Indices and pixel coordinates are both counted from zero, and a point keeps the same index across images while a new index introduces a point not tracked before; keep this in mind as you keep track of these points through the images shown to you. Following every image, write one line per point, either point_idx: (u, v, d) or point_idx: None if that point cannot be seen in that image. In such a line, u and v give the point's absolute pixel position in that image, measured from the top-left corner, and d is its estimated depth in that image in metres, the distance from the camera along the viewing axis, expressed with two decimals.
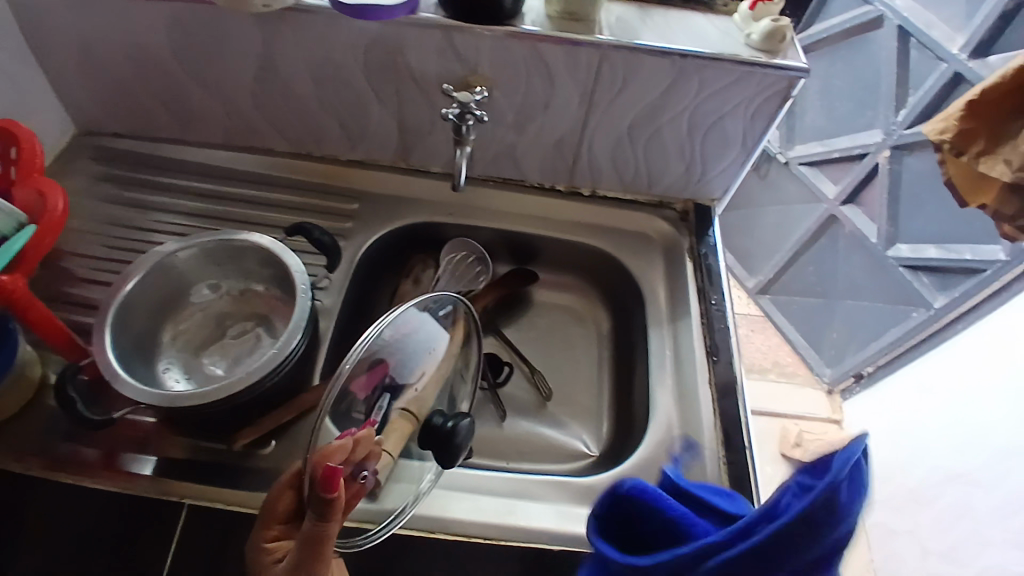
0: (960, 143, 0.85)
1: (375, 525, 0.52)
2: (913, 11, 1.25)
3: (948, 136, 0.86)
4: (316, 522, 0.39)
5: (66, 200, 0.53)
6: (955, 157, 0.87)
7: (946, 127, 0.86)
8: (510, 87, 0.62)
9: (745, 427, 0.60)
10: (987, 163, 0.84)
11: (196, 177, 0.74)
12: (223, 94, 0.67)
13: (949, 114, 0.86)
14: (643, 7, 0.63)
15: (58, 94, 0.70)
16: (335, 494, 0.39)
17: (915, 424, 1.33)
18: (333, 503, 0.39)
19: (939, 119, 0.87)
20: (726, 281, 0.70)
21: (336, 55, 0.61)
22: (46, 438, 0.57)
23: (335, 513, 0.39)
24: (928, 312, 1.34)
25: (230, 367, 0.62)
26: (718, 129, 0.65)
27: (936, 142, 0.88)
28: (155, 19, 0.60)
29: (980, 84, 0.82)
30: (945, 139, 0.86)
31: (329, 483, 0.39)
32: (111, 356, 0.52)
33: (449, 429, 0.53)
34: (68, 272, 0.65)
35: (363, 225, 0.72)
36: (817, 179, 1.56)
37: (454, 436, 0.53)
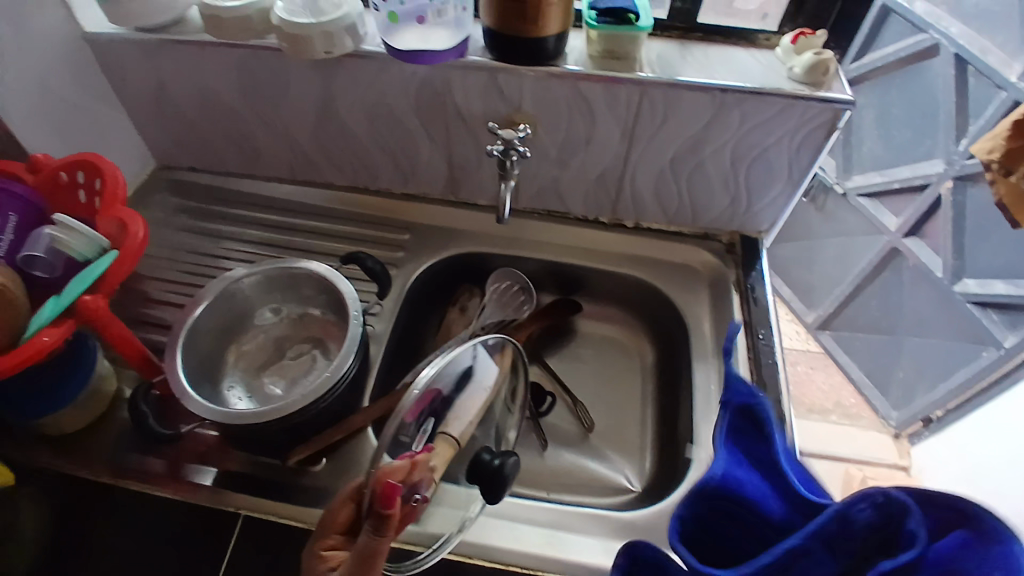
0: (1007, 162, 0.84)
1: (423, 549, 0.53)
2: (969, 37, 1.20)
3: (995, 154, 0.85)
4: (373, 535, 0.41)
5: (145, 227, 0.56)
6: (1006, 179, 0.85)
7: (993, 146, 0.85)
8: (554, 124, 0.65)
9: (793, 469, 0.58)
10: None
11: (264, 210, 0.80)
12: (289, 134, 0.73)
13: (997, 132, 0.85)
14: (684, 44, 0.65)
15: (146, 136, 0.78)
16: (392, 510, 0.41)
17: (984, 469, 1.23)
18: (390, 519, 0.41)
19: (987, 138, 0.86)
20: (774, 314, 0.68)
21: (390, 97, 0.65)
22: (120, 447, 0.62)
23: (390, 528, 0.41)
24: (997, 352, 1.26)
25: (288, 388, 0.65)
26: (763, 162, 0.65)
27: (983, 162, 0.87)
28: (231, 68, 0.66)
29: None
30: (992, 159, 0.85)
31: (388, 501, 0.42)
32: (181, 374, 0.57)
33: (496, 465, 0.51)
34: (148, 296, 0.72)
35: (413, 255, 0.75)
36: (878, 212, 1.50)
37: (500, 472, 0.51)
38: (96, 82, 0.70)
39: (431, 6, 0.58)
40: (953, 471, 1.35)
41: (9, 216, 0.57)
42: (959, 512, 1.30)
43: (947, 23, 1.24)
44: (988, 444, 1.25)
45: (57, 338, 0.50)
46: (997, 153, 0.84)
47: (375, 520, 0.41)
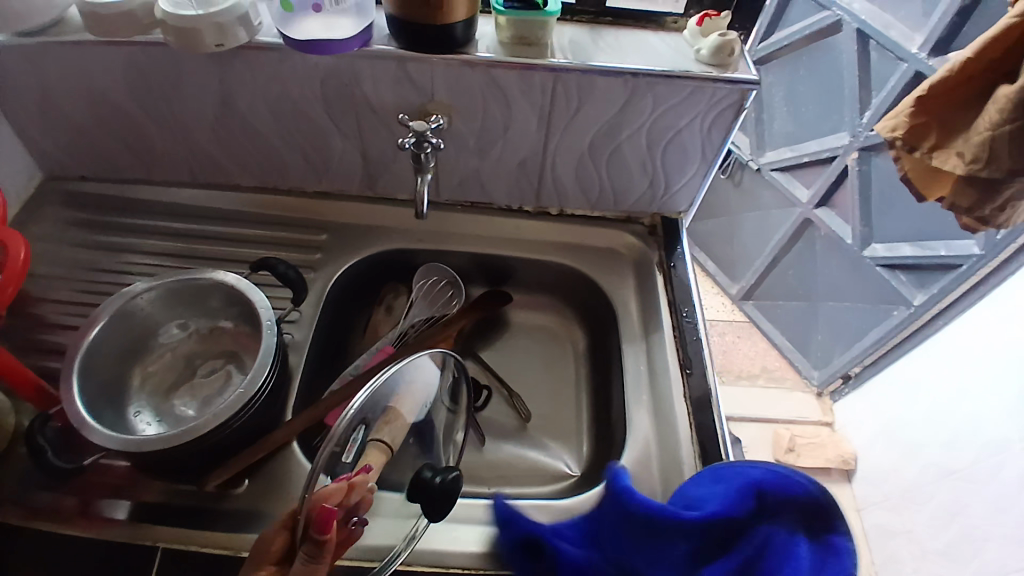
0: (913, 138, 0.83)
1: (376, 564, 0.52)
2: (871, 13, 1.27)
3: (900, 132, 0.83)
4: (307, 563, 0.40)
5: (26, 248, 0.54)
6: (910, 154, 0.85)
7: (896, 125, 0.83)
8: (470, 114, 0.63)
9: (720, 436, 0.59)
10: (941, 156, 0.82)
11: (165, 217, 0.74)
12: (186, 134, 0.68)
13: (898, 111, 0.84)
14: (594, 28, 0.64)
15: (21, 141, 0.70)
16: (327, 535, 0.40)
17: (905, 421, 1.33)
18: (324, 545, 0.40)
19: (890, 117, 0.85)
20: (696, 294, 0.70)
21: (292, 90, 0.62)
22: (12, 489, 0.56)
23: (325, 555, 0.41)
24: (908, 310, 1.35)
25: (201, 408, 0.61)
26: (678, 144, 0.65)
27: (889, 139, 0.85)
28: (111, 63, 0.60)
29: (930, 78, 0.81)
30: (897, 138, 0.84)
31: (323, 525, 0.41)
32: (79, 404, 0.52)
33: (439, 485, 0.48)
34: (39, 320, 0.65)
35: (332, 256, 0.72)
36: (790, 184, 1.56)
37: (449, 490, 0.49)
38: None
39: None
40: (876, 424, 1.44)
41: None
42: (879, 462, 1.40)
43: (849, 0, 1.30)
44: (906, 397, 1.34)
45: None
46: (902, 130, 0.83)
47: (309, 547, 0.41)
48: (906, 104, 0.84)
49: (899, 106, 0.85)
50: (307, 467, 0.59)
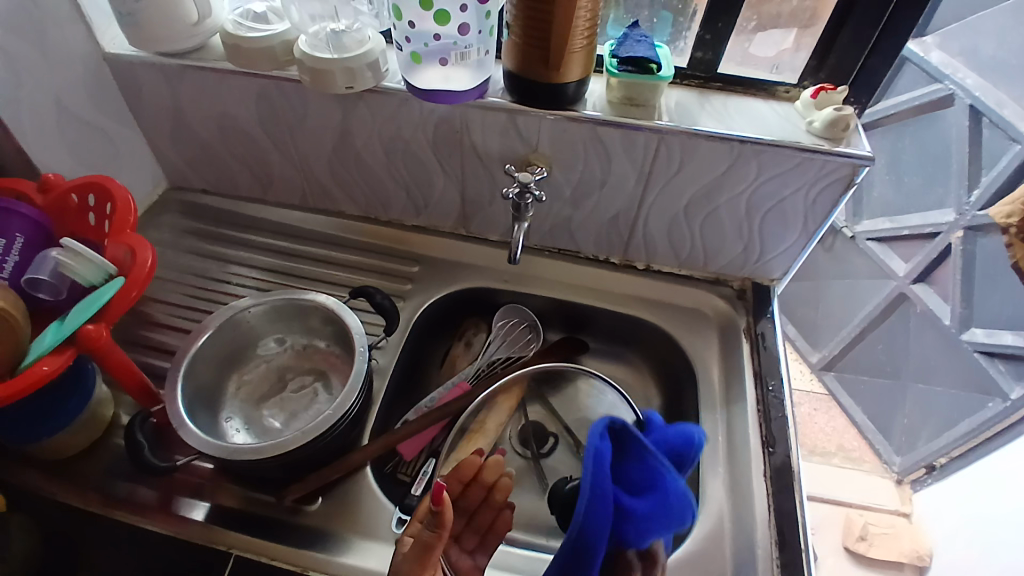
0: None
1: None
2: (985, 90, 1.24)
3: (1014, 219, 0.89)
4: (432, 531, 0.44)
5: (155, 254, 0.54)
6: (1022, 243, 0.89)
7: (1012, 211, 0.89)
8: (570, 166, 0.65)
9: (802, 526, 0.57)
10: None
11: (272, 235, 0.80)
12: (303, 162, 0.73)
13: (1015, 199, 0.90)
14: (702, 93, 0.65)
15: (157, 156, 0.78)
16: (440, 506, 0.44)
17: (983, 520, 1.23)
18: (441, 514, 0.43)
19: (1006, 203, 0.91)
20: (785, 366, 0.68)
21: (407, 131, 0.66)
22: (109, 476, 0.60)
23: (444, 525, 0.43)
24: (1004, 403, 1.25)
25: (287, 421, 0.64)
26: (778, 212, 0.64)
27: (1003, 225, 0.91)
28: (248, 94, 0.66)
29: None
30: (1011, 224, 0.89)
31: (437, 497, 0.44)
32: (180, 405, 0.55)
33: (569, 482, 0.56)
34: (152, 319, 0.71)
35: (421, 287, 0.75)
36: (886, 256, 1.50)
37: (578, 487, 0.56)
38: (115, 103, 0.71)
39: (455, 48, 0.58)
40: (955, 520, 1.34)
41: (15, 237, 0.56)
42: (954, 565, 1.29)
43: (962, 74, 1.27)
44: (989, 499, 1.23)
45: (56, 367, 0.48)
46: (1016, 217, 0.89)
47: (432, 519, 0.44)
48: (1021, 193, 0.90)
49: (1018, 193, 0.90)
50: (377, 492, 0.60)
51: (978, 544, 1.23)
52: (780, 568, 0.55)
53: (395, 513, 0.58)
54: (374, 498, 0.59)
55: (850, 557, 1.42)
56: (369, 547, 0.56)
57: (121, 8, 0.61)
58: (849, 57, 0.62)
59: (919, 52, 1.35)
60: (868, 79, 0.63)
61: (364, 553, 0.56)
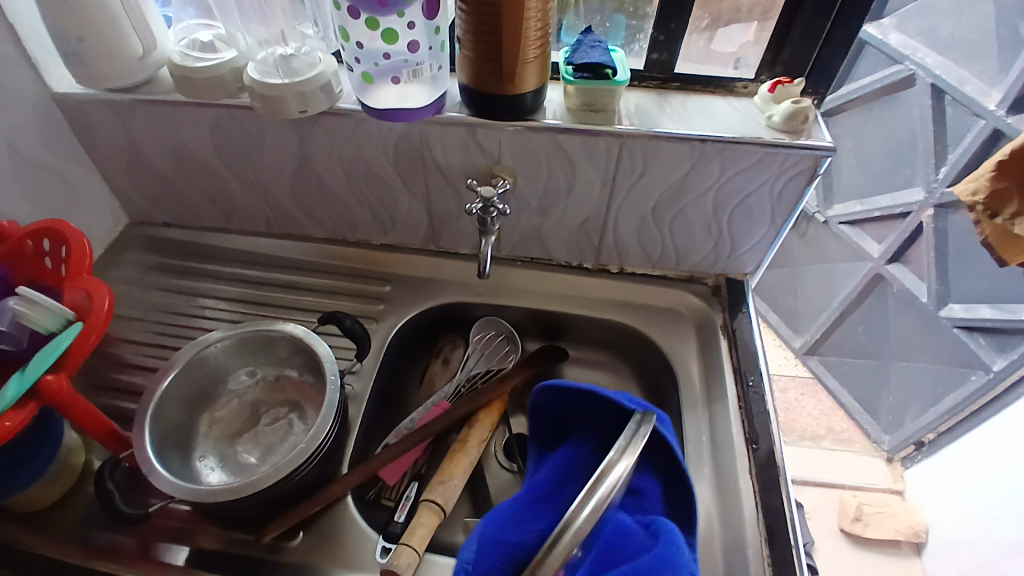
0: (994, 204, 0.90)
1: None
2: (946, 68, 1.25)
3: (981, 196, 0.91)
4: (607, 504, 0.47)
5: (112, 298, 0.53)
6: (992, 220, 0.92)
7: (977, 188, 0.92)
8: (534, 176, 0.64)
9: (790, 522, 0.56)
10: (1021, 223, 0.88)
11: (240, 264, 0.78)
12: (265, 189, 0.72)
13: (979, 175, 0.92)
14: (661, 94, 0.65)
15: (116, 191, 0.76)
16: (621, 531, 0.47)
17: (976, 493, 1.24)
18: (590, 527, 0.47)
19: (970, 180, 0.93)
20: (764, 360, 0.67)
21: (367, 151, 0.65)
22: (85, 527, 0.58)
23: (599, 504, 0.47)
24: (987, 376, 1.27)
25: (263, 456, 0.62)
26: (744, 208, 0.64)
27: (969, 203, 0.93)
28: (203, 124, 0.65)
29: (1009, 145, 0.88)
30: (977, 201, 0.91)
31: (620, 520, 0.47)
32: (149, 449, 0.54)
33: None
34: (121, 360, 0.69)
35: (394, 307, 0.74)
36: (860, 237, 1.51)
37: None
38: (68, 141, 0.69)
39: (407, 66, 0.57)
40: (947, 495, 1.35)
41: None
42: (951, 540, 1.30)
43: (922, 53, 1.29)
44: (980, 472, 1.24)
45: (20, 422, 0.47)
46: (982, 194, 0.91)
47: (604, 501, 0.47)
48: (985, 170, 0.91)
49: (980, 169, 0.92)
50: (360, 523, 0.59)
51: (973, 518, 1.24)
52: (770, 565, 0.54)
53: (379, 542, 0.57)
54: (355, 527, 0.58)
55: (848, 539, 1.42)
56: None
57: (64, 46, 0.59)
58: (803, 49, 0.62)
59: (877, 35, 1.37)
60: (822, 71, 0.63)
61: None
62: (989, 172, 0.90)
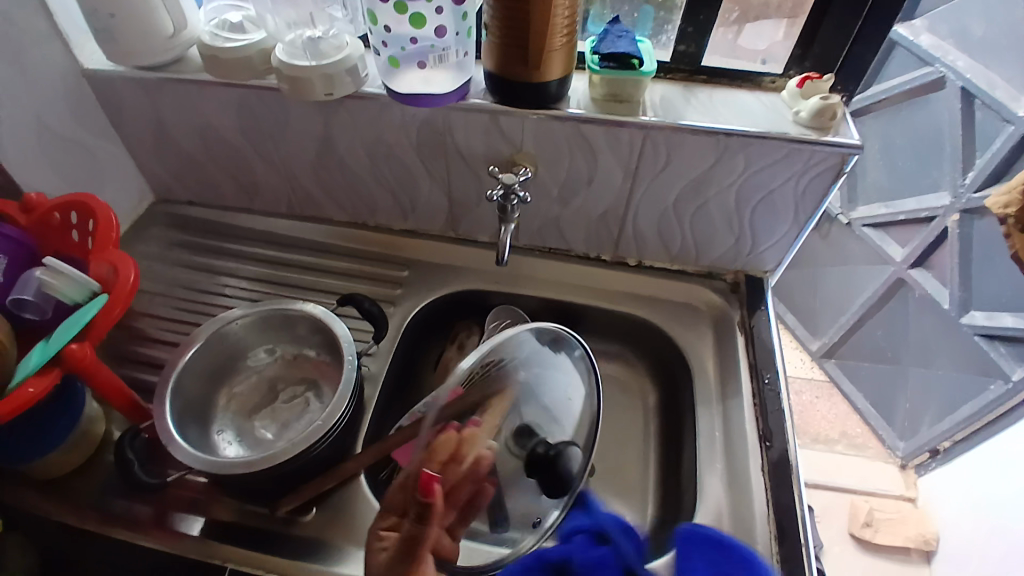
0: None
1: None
2: (976, 70, 1.23)
3: (1012, 209, 0.88)
4: (418, 523, 0.47)
5: (137, 271, 0.54)
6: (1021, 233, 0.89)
7: (1009, 201, 0.89)
8: (556, 165, 0.64)
9: (800, 520, 0.56)
10: None
11: (262, 244, 0.79)
12: (288, 171, 0.73)
13: (1013, 187, 0.89)
14: (687, 86, 0.65)
15: (142, 168, 0.77)
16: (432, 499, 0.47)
17: (989, 504, 1.23)
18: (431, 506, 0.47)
19: (1004, 193, 0.91)
20: (780, 359, 0.67)
21: (390, 136, 0.65)
22: (104, 494, 0.60)
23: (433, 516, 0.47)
24: (1005, 386, 1.25)
25: (280, 432, 0.63)
26: (767, 204, 0.64)
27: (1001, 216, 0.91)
28: (228, 104, 0.65)
29: None
30: (1008, 214, 0.89)
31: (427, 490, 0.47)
32: (169, 421, 0.55)
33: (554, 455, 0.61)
34: (143, 334, 0.71)
35: (412, 292, 0.75)
36: (883, 240, 1.49)
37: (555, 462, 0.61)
38: (97, 118, 0.70)
39: (433, 51, 0.58)
40: (959, 505, 1.33)
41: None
42: (961, 550, 1.29)
43: (953, 56, 1.26)
44: (995, 482, 1.23)
45: (42, 389, 0.48)
46: (1013, 207, 0.88)
47: (418, 509, 0.47)
48: (1018, 183, 0.89)
49: (1014, 182, 0.90)
50: (372, 502, 0.60)
51: (985, 529, 1.22)
52: (778, 562, 0.54)
53: None
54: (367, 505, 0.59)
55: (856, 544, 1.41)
56: None
57: (96, 24, 0.60)
58: (833, 44, 0.61)
59: (908, 34, 1.34)
60: (853, 67, 0.62)
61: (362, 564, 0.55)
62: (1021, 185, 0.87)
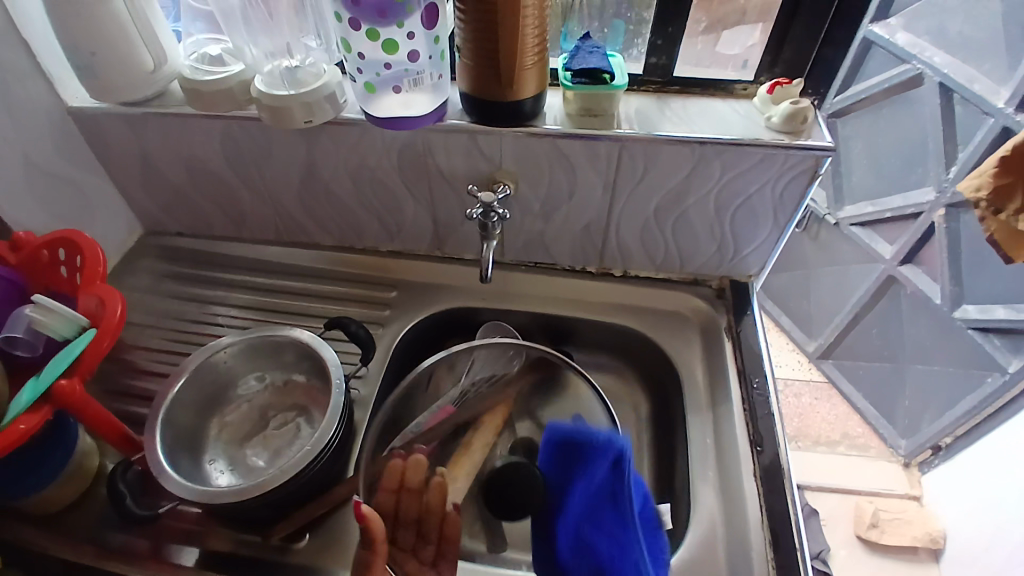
0: (997, 200, 0.93)
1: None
2: (953, 67, 1.24)
3: (984, 193, 0.94)
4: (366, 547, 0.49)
5: (124, 305, 0.54)
6: (997, 216, 0.94)
7: (981, 184, 0.94)
8: (535, 180, 0.65)
9: (794, 524, 0.56)
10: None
11: (250, 271, 0.80)
12: (273, 198, 0.73)
13: (983, 172, 0.94)
14: (661, 98, 0.66)
15: (130, 202, 0.78)
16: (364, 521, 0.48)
17: (995, 498, 1.22)
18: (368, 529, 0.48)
19: (975, 177, 0.96)
20: (768, 362, 0.67)
21: (371, 159, 0.66)
22: (97, 529, 0.59)
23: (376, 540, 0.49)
24: (1002, 378, 1.25)
25: (272, 459, 0.63)
26: (746, 210, 0.65)
27: (975, 199, 0.96)
28: (211, 134, 0.66)
29: (1011, 141, 0.91)
30: (981, 197, 0.94)
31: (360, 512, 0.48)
32: (160, 453, 0.55)
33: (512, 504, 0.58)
34: (134, 367, 0.71)
35: (401, 312, 0.75)
36: (872, 239, 1.50)
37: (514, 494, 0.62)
38: (83, 155, 0.71)
39: (407, 74, 0.59)
40: (965, 501, 1.32)
41: None
42: (969, 546, 1.27)
43: (930, 52, 1.27)
44: (999, 475, 1.22)
45: (33, 425, 0.48)
46: (985, 190, 0.94)
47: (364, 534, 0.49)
48: (989, 166, 0.94)
49: (984, 166, 0.95)
50: None
51: (992, 523, 1.21)
52: (773, 569, 0.54)
53: None
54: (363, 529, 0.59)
55: (864, 546, 1.39)
56: None
57: (79, 62, 0.61)
58: (801, 51, 0.63)
59: (884, 35, 1.33)
60: (822, 73, 0.63)
61: None
62: (991, 169, 0.93)
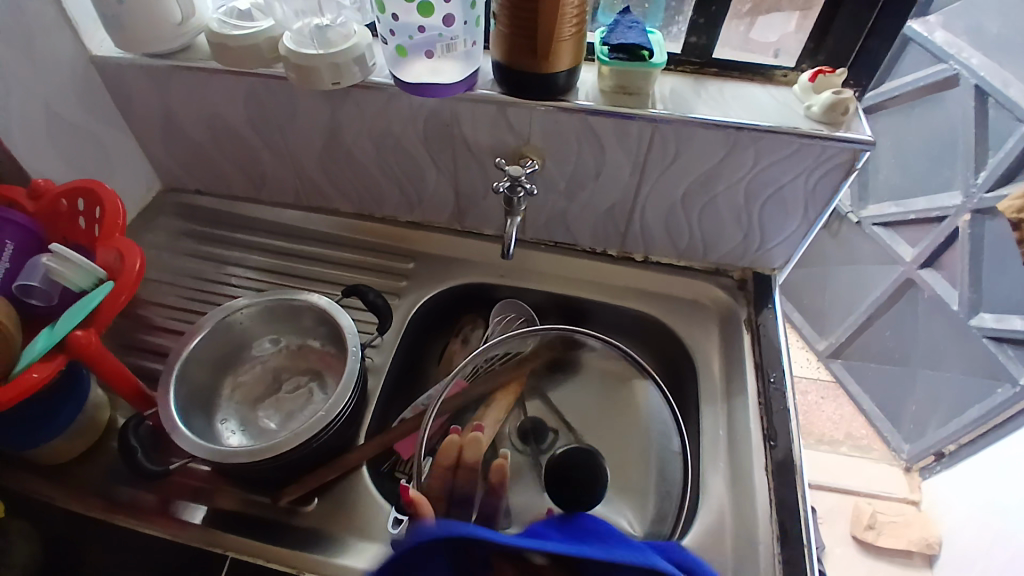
0: None
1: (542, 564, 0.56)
2: (990, 69, 1.22)
3: None
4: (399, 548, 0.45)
5: (143, 260, 0.53)
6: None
7: (1022, 205, 0.89)
8: (563, 158, 0.64)
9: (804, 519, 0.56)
10: None
11: (267, 234, 0.79)
12: (295, 161, 0.72)
13: None
14: (698, 79, 0.64)
15: (150, 157, 0.77)
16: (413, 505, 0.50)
17: (995, 507, 1.22)
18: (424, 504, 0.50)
19: (1017, 197, 0.90)
20: (786, 357, 0.66)
21: (397, 126, 0.65)
22: (107, 481, 0.60)
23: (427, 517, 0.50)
24: (1013, 389, 1.24)
25: (283, 422, 0.63)
26: (777, 200, 0.63)
27: (1015, 218, 0.91)
28: (236, 91, 0.65)
29: None
30: (1023, 218, 0.88)
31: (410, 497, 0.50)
32: (173, 408, 0.55)
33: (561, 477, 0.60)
34: (149, 323, 0.71)
35: (417, 284, 0.74)
36: (892, 241, 1.48)
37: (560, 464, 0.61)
38: (105, 106, 0.70)
39: (441, 40, 0.57)
40: (965, 508, 1.32)
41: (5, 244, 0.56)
42: (964, 553, 1.28)
43: (967, 53, 1.24)
44: (1001, 485, 1.21)
45: (47, 374, 0.47)
46: None
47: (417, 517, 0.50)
48: None
49: None
50: (375, 494, 0.59)
51: (989, 533, 1.21)
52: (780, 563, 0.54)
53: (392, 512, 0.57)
54: (371, 497, 0.59)
55: (859, 546, 1.40)
56: (366, 548, 0.55)
57: (106, 10, 0.60)
58: (846, 40, 0.60)
59: (923, 31, 1.31)
60: (867, 63, 0.61)
61: (361, 554, 0.55)
62: None
